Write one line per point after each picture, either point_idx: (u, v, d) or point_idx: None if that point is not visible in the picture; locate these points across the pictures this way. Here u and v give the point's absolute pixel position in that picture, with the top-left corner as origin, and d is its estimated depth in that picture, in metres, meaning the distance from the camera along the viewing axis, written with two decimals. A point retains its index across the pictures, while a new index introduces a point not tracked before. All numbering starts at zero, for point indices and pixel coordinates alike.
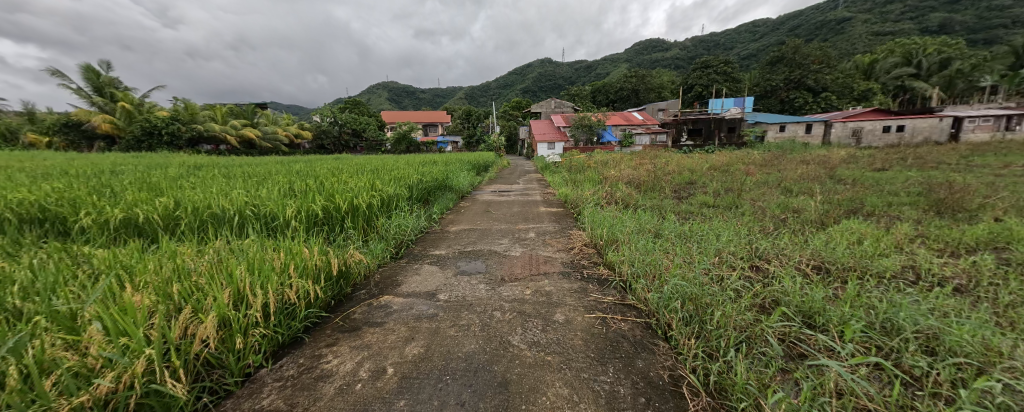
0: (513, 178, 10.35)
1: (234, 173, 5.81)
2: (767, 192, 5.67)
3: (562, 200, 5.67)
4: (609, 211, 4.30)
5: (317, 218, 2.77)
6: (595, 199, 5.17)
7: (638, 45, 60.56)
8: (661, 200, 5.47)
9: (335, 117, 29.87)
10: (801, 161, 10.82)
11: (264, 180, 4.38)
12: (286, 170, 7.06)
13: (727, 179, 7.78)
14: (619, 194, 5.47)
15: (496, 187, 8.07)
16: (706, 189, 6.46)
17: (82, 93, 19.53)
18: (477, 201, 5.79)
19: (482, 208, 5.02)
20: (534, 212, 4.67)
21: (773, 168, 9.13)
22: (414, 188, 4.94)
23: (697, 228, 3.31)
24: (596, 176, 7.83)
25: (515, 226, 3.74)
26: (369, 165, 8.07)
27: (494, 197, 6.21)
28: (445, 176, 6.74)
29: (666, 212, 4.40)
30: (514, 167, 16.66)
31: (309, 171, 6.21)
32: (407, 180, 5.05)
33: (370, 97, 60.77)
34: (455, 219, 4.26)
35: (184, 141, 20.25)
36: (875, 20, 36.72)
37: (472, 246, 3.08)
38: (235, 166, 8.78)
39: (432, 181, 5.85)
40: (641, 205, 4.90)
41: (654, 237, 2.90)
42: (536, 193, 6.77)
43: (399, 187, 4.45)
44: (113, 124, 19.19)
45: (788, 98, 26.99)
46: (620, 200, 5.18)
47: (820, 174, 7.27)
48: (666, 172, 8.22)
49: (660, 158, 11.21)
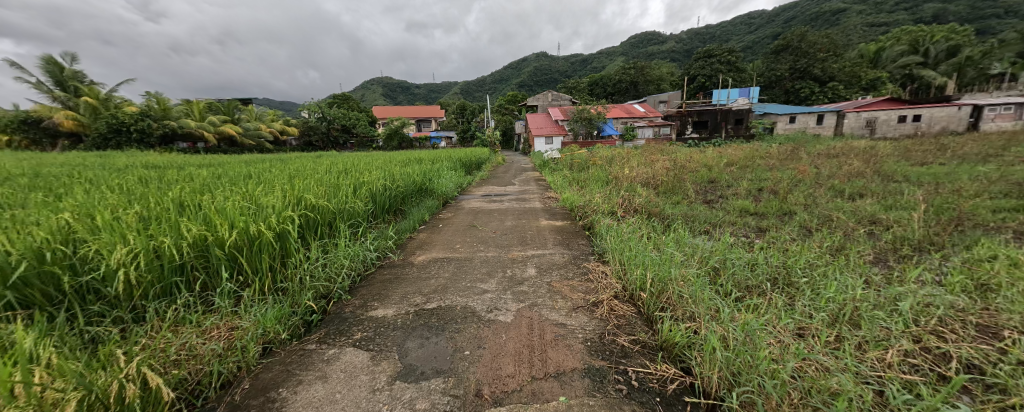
0: (510, 177, 9.29)
1: (163, 177, 4.76)
2: (816, 193, 4.68)
3: (568, 208, 4.63)
4: (634, 225, 3.27)
5: (175, 261, 1.71)
6: (610, 206, 4.15)
7: (633, 39, 59.50)
8: (690, 207, 4.45)
9: (323, 113, 28.58)
10: (826, 155, 9.88)
11: (172, 187, 3.31)
12: (237, 171, 6.01)
13: (752, 178, 6.79)
14: (638, 199, 4.44)
15: (488, 189, 7.03)
16: (736, 190, 5.47)
17: (42, 87, 18.21)
18: (462, 210, 4.70)
19: (467, 221, 3.98)
20: (534, 226, 3.62)
21: (800, 164, 8.17)
22: (378, 194, 3.88)
23: (769, 258, 2.29)
24: (604, 175, 6.79)
25: (508, 254, 2.67)
26: (341, 164, 7.00)
27: (483, 203, 5.15)
28: (423, 177, 5.65)
29: (706, 228, 3.37)
30: (510, 164, 15.74)
31: (259, 173, 5.16)
32: (369, 182, 4.00)
33: (364, 93, 59.33)
34: (428, 241, 3.19)
35: (156, 138, 19.03)
36: (873, 10, 36.08)
37: (438, 296, 1.99)
38: (188, 166, 7.63)
39: (406, 185, 4.82)
40: (669, 216, 3.88)
41: (722, 285, 1.86)
42: (536, 196, 5.76)
43: (354, 195, 3.39)
44: (76, 120, 17.96)
45: (793, 88, 26.07)
46: (642, 208, 4.17)
47: (862, 168, 6.30)
48: (684, 169, 7.19)
49: (670, 153, 10.23)
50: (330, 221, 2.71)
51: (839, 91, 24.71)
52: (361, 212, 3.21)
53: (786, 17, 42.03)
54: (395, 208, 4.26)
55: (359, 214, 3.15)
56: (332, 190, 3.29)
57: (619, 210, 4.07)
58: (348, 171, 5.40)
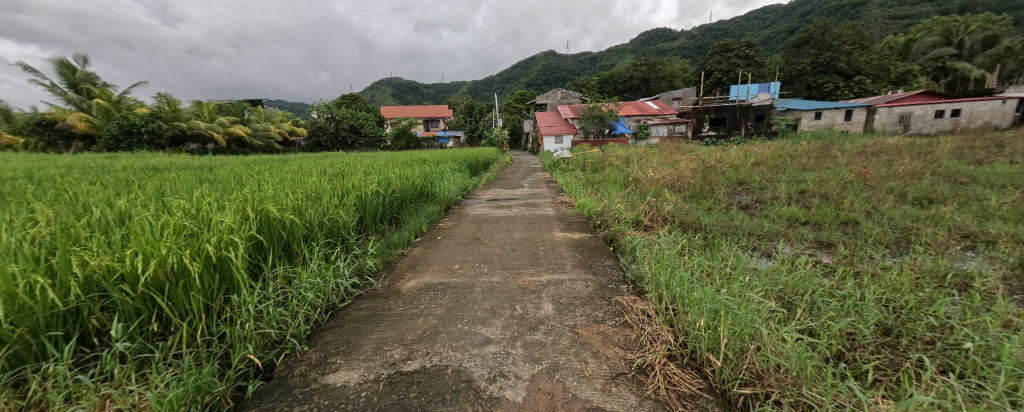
0: (519, 179, 8.76)
1: (146, 182, 4.43)
2: (876, 197, 4.05)
3: (585, 216, 4.09)
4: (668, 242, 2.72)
5: (63, 306, 1.28)
6: (635, 217, 3.61)
7: (643, 36, 58.32)
8: (727, 215, 3.85)
9: (331, 113, 28.48)
10: (861, 153, 9.14)
11: (133, 194, 2.93)
12: (230, 174, 5.69)
13: (788, 179, 6.17)
14: (668, 206, 3.86)
15: (495, 192, 6.49)
16: (774, 194, 4.85)
17: (56, 90, 18.31)
18: (464, 218, 4.17)
19: (468, 232, 3.46)
20: (547, 240, 3.08)
21: (836, 164, 7.52)
22: (370, 199, 3.44)
23: (869, 293, 1.70)
24: (622, 178, 6.19)
25: (516, 282, 2.13)
26: (341, 166, 6.61)
27: (488, 210, 4.61)
28: (424, 180, 5.20)
29: (756, 245, 2.78)
30: (519, 164, 15.20)
31: (250, 177, 4.80)
32: (359, 187, 3.55)
33: (373, 93, 59.51)
34: (420, 260, 2.68)
35: (166, 139, 19.05)
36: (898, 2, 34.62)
37: (421, 348, 1.47)
38: (183, 169, 7.31)
39: (405, 189, 4.38)
40: (707, 227, 3.30)
41: (826, 342, 1.28)
42: (548, 201, 5.22)
43: (339, 204, 2.95)
44: (89, 122, 18.05)
45: (816, 83, 25.01)
46: (673, 217, 3.60)
47: (917, 167, 5.62)
48: (711, 169, 6.54)
49: (691, 152, 9.56)
50: (300, 237, 2.26)
51: (866, 85, 23.60)
52: (344, 225, 2.76)
53: (803, 11, 40.65)
54: (390, 216, 3.82)
55: (340, 228, 2.70)
56: (310, 199, 2.84)
57: (645, 220, 3.53)
58: (343, 173, 4.98)
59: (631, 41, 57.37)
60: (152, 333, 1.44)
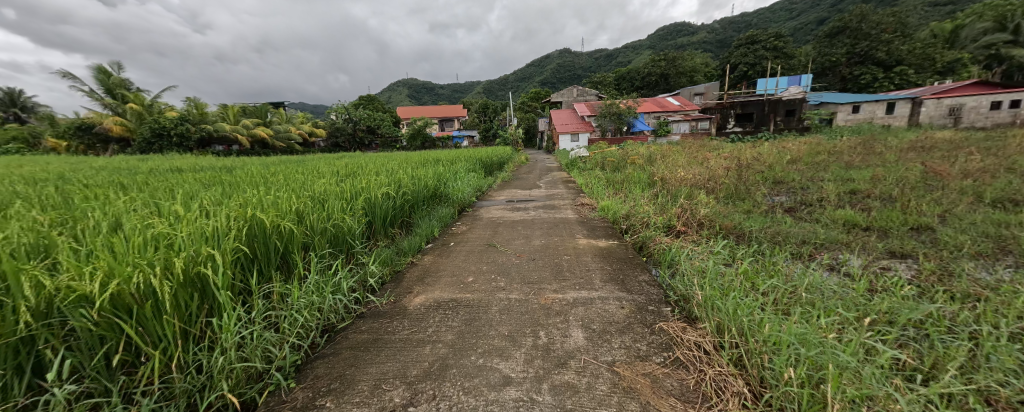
0: (535, 179, 8.51)
1: (160, 184, 4.38)
2: (945, 199, 3.63)
3: (610, 220, 3.77)
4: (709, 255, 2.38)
5: (11, 335, 1.08)
6: (666, 223, 3.26)
7: (661, 31, 57.01)
8: (771, 219, 3.45)
9: (350, 114, 28.90)
10: (905, 149, 8.54)
11: (136, 198, 2.82)
12: (246, 175, 5.65)
13: (831, 179, 5.69)
14: (704, 209, 3.49)
15: (511, 192, 6.24)
16: (821, 195, 4.38)
17: (94, 95, 19.20)
18: (478, 222, 3.92)
19: (482, 238, 3.21)
20: (569, 247, 2.79)
21: (880, 161, 7.01)
22: (379, 202, 3.25)
23: (992, 326, 1.34)
24: (646, 178, 5.79)
25: (538, 300, 1.85)
26: (353, 166, 6.52)
27: (504, 213, 4.35)
28: (437, 181, 5.04)
29: (812, 257, 2.42)
30: (534, 163, 14.96)
31: (262, 179, 4.72)
32: (367, 189, 3.37)
33: (389, 94, 60.30)
34: (430, 271, 2.44)
35: (194, 142, 19.73)
36: None
37: (432, 392, 1.20)
38: (201, 171, 7.39)
39: (416, 191, 4.20)
40: (752, 234, 2.93)
41: (971, 406, 0.94)
42: (567, 202, 4.91)
43: (345, 209, 2.77)
44: (124, 125, 18.84)
45: (851, 75, 24.02)
46: (710, 221, 3.23)
47: (978, 163, 5.13)
48: (744, 167, 6.06)
49: (717, 150, 9.08)
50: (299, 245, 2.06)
51: (909, 76, 22.44)
52: (348, 232, 2.56)
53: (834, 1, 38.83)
54: (400, 219, 3.63)
55: (344, 235, 2.51)
56: (314, 203, 2.66)
57: (678, 226, 3.17)
58: (355, 174, 4.85)
59: (648, 37, 56.18)
60: (120, 365, 1.23)
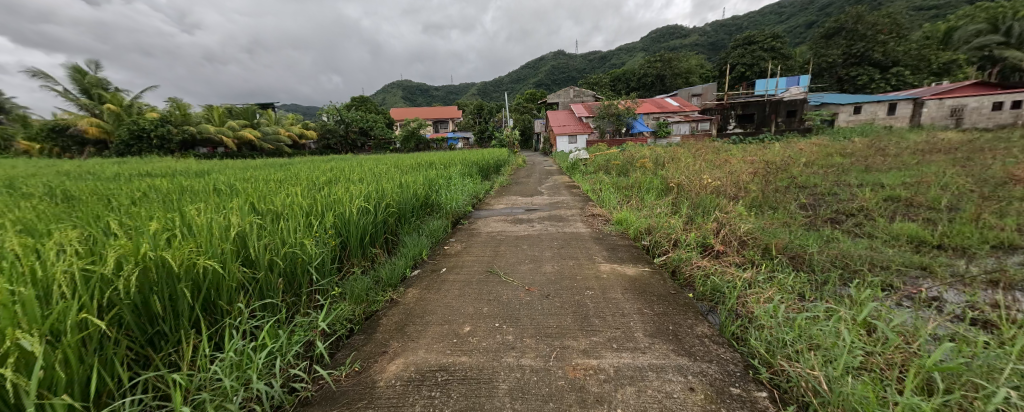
0: (535, 183, 7.99)
1: (110, 195, 3.81)
2: (1016, 208, 3.18)
3: (630, 237, 3.24)
4: (771, 295, 1.87)
5: None
6: (700, 242, 2.80)
7: (655, 34, 57.28)
8: (822, 235, 2.93)
9: (341, 115, 28.14)
10: (922, 153, 8.23)
11: (40, 212, 2.23)
12: (216, 183, 5.06)
13: (860, 185, 5.29)
14: (742, 223, 2.95)
15: (511, 200, 5.69)
16: (862, 204, 3.90)
17: (68, 95, 18.24)
18: (475, 238, 3.36)
19: (481, 263, 2.63)
20: (590, 276, 2.23)
21: (902, 165, 6.69)
22: (354, 217, 2.69)
23: None
24: (659, 183, 5.26)
25: (564, 373, 1.29)
26: (339, 171, 5.97)
27: (505, 226, 3.78)
28: (428, 189, 4.51)
29: (900, 296, 1.90)
30: (532, 166, 14.51)
31: (230, 188, 4.15)
32: (339, 202, 2.81)
33: (383, 96, 59.62)
34: (413, 314, 1.86)
35: (176, 144, 18.88)
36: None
37: None
38: (172, 177, 6.75)
39: (402, 200, 3.66)
40: (811, 258, 2.39)
41: None
42: (574, 212, 4.37)
43: (305, 231, 2.20)
44: (100, 127, 17.96)
45: (848, 76, 23.99)
46: (752, 239, 2.72)
47: (1017, 165, 4.80)
48: (767, 170, 5.56)
49: (725, 151, 8.72)
50: (226, 290, 1.50)
51: (906, 77, 22.63)
52: (307, 263, 2.00)
53: None
54: (383, 236, 3.08)
55: (301, 266, 1.96)
56: (265, 225, 2.10)
57: (715, 245, 2.70)
58: (335, 181, 4.28)
59: (642, 40, 56.42)
60: None
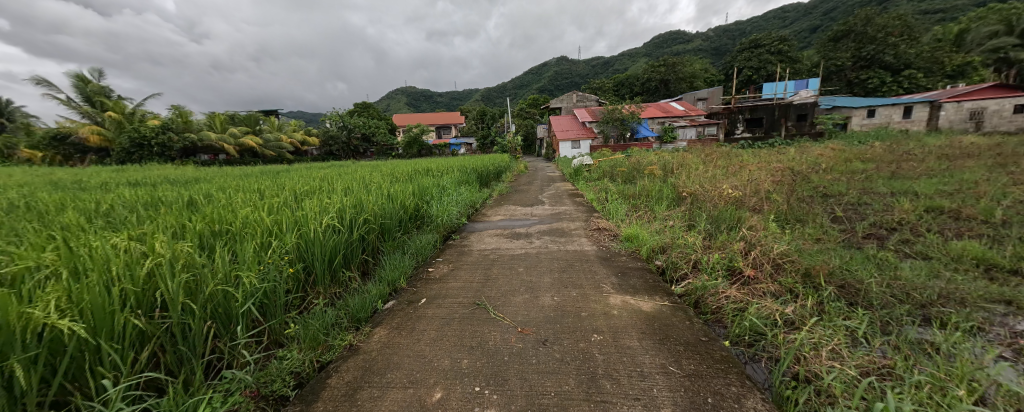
0: (536, 191, 7.63)
1: (72, 208, 3.51)
2: None
3: (642, 257, 2.83)
4: (831, 347, 1.46)
5: None
6: (726, 265, 2.41)
7: (658, 39, 57.21)
8: (870, 260, 2.48)
9: (344, 122, 28.01)
10: (948, 158, 7.78)
11: None
12: (196, 193, 4.78)
13: (889, 194, 4.91)
14: (775, 243, 2.50)
15: (509, 210, 5.30)
16: (901, 216, 3.53)
17: (70, 103, 18.16)
18: (465, 258, 2.96)
19: (469, 291, 2.23)
20: (596, 313, 1.82)
21: (928, 172, 6.29)
22: (322, 235, 2.34)
23: None
24: (670, 192, 4.84)
25: None
26: (328, 180, 5.66)
27: (502, 242, 3.40)
28: (417, 201, 4.15)
29: (1005, 353, 1.45)
30: (534, 172, 14.18)
31: (207, 201, 3.85)
32: (306, 218, 2.45)
33: (387, 102, 59.82)
34: (372, 370, 1.45)
35: (177, 151, 18.77)
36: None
37: None
38: (158, 187, 6.47)
39: (385, 213, 3.32)
40: (868, 293, 1.96)
41: None
42: (578, 225, 3.98)
43: (253, 258, 1.84)
44: (101, 135, 17.85)
45: (858, 79, 23.50)
46: (788, 262, 2.32)
47: None
48: (788, 177, 5.15)
49: (735, 156, 8.34)
50: (110, 348, 1.13)
51: (918, 80, 22.12)
52: (248, 297, 1.64)
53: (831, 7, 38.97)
54: (359, 256, 2.72)
55: (239, 303, 1.58)
56: (199, 253, 1.74)
57: (745, 269, 2.30)
58: (319, 192, 3.96)
59: (645, 45, 56.33)
60: None
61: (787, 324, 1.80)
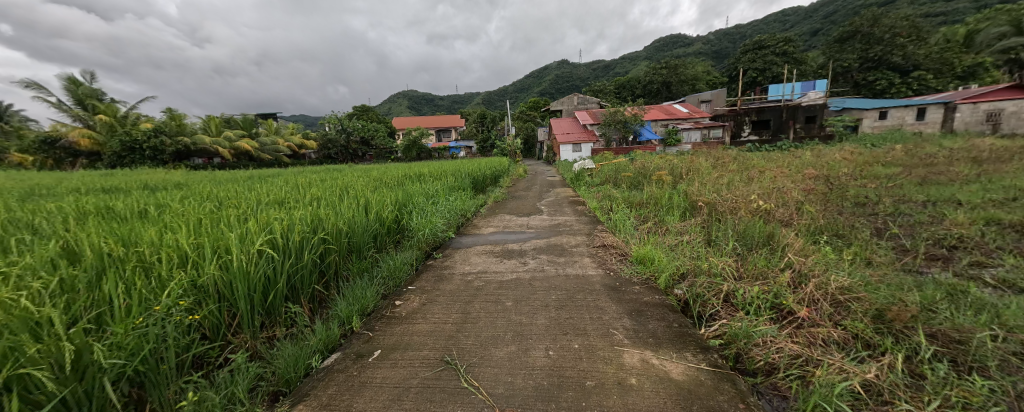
0: (535, 198, 7.11)
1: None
2: None
3: (659, 288, 2.28)
4: None
5: None
6: (771, 303, 1.89)
7: (659, 43, 56.93)
8: (956, 295, 1.93)
9: (342, 125, 27.63)
10: (979, 161, 7.23)
11: None
12: (159, 200, 4.32)
13: (927, 204, 4.39)
14: (830, 273, 1.97)
15: (503, 220, 4.80)
16: (958, 230, 3.02)
17: (61, 106, 17.74)
18: (443, 285, 2.43)
19: (439, 339, 1.71)
20: (608, 384, 1.30)
21: (962, 178, 5.76)
22: (254, 261, 1.84)
23: None
24: (683, 201, 4.33)
25: None
26: (307, 186, 5.19)
27: (491, 264, 2.87)
28: (396, 212, 3.68)
29: None
30: (534, 176, 13.70)
31: (158, 211, 3.40)
32: (236, 239, 1.95)
33: (389, 106, 59.61)
34: None
35: (169, 155, 18.32)
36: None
37: None
38: (126, 193, 6.01)
39: (352, 228, 2.83)
40: (979, 354, 1.43)
41: None
42: (579, 240, 3.46)
43: (133, 306, 1.34)
44: (92, 138, 17.43)
45: (865, 80, 22.99)
46: (852, 301, 1.80)
47: None
48: (814, 184, 4.62)
49: (747, 160, 7.83)
50: None
51: (928, 81, 21.57)
52: (106, 366, 1.14)
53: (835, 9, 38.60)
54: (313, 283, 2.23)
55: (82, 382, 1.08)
56: (50, 306, 1.25)
57: (798, 309, 1.78)
58: (284, 202, 3.47)
59: (646, 49, 56.09)
60: None
61: (877, 402, 1.29)
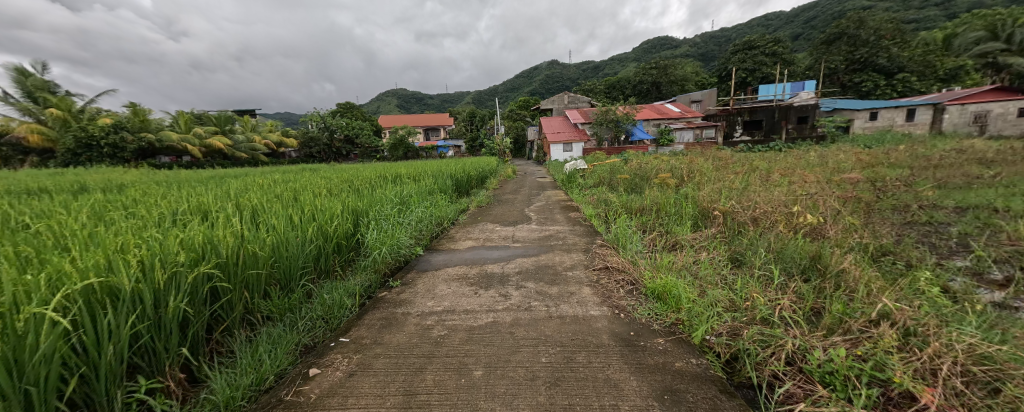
0: (524, 201, 6.46)
1: None
2: None
3: (692, 341, 1.64)
4: None
5: None
6: (871, 377, 1.25)
7: (648, 44, 57.00)
8: None
9: (325, 123, 26.54)
10: (986, 163, 6.94)
11: None
12: (59, 206, 3.48)
13: (962, 212, 3.90)
14: (948, 332, 1.33)
15: (486, 230, 4.13)
16: None
17: (7, 98, 16.24)
18: (390, 336, 1.73)
19: None
20: None
21: (982, 181, 5.33)
22: (51, 321, 1.11)
23: None
24: (693, 208, 3.70)
25: None
26: (255, 190, 4.44)
27: (461, 297, 2.16)
28: (349, 225, 2.97)
29: None
30: (524, 177, 13.05)
31: (33, 221, 2.63)
32: (41, 283, 1.23)
33: (375, 104, 58.10)
34: None
35: (131, 153, 16.99)
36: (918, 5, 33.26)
37: None
38: (46, 195, 5.16)
39: (276, 250, 2.11)
40: None
41: None
42: (575, 260, 2.79)
43: None
44: (43, 134, 15.99)
45: (852, 82, 23.14)
46: (1000, 379, 1.17)
47: None
48: (837, 188, 4.09)
49: (750, 161, 7.34)
50: None
51: (912, 83, 21.79)
52: None
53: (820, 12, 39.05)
54: (191, 338, 1.51)
55: None
56: None
57: (922, 392, 1.14)
58: (205, 213, 2.75)
59: (636, 50, 56.11)
60: None
61: None
